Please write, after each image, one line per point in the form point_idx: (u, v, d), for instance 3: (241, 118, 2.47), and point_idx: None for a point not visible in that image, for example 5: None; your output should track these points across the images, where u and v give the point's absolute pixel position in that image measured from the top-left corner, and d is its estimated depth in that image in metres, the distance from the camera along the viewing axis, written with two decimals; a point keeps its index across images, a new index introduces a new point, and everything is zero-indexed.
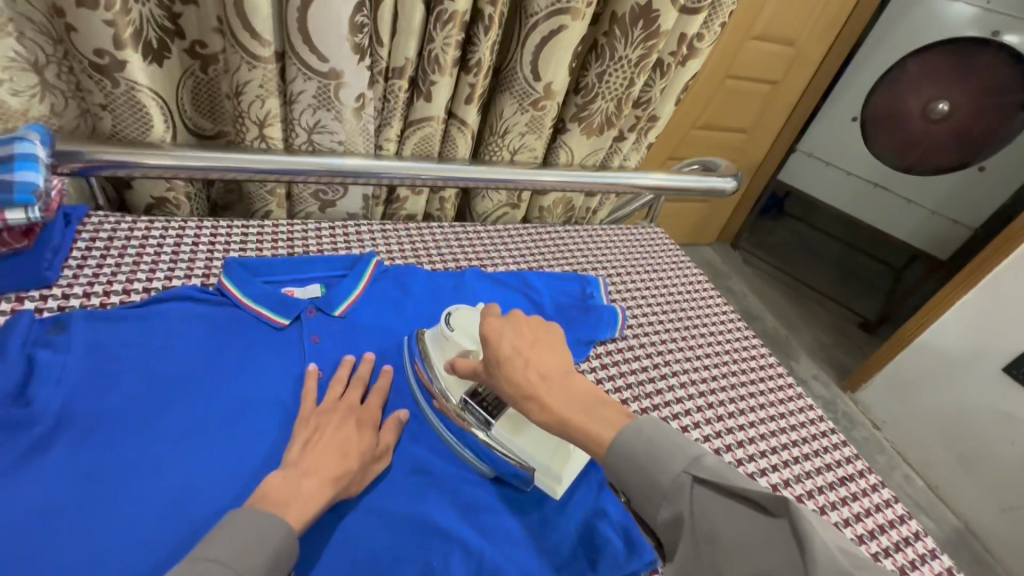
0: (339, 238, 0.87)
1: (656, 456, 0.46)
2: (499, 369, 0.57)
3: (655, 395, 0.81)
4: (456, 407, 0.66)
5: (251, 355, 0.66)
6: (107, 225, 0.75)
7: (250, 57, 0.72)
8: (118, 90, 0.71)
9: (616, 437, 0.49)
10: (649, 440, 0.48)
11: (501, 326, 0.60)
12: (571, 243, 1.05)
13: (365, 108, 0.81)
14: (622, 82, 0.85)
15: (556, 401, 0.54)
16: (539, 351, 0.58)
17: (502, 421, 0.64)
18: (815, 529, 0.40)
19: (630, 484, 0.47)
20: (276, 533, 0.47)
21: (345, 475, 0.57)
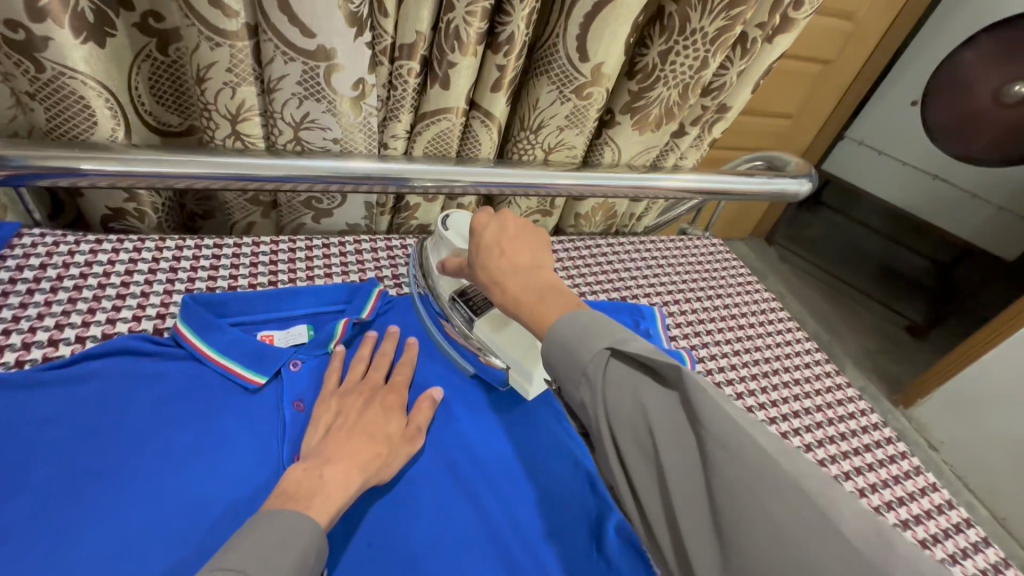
0: (335, 259, 0.71)
1: (583, 336, 0.42)
2: (474, 258, 0.52)
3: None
4: (450, 308, 0.62)
5: (205, 442, 0.50)
6: (42, 247, 0.60)
7: (212, 31, 0.55)
8: (43, 76, 0.55)
9: (553, 321, 0.44)
10: (577, 319, 0.43)
11: (490, 216, 0.54)
12: (612, 263, 0.88)
13: (366, 97, 0.63)
14: (691, 63, 0.66)
15: (516, 287, 0.48)
16: (515, 241, 0.52)
17: (483, 321, 0.60)
18: (714, 398, 0.37)
19: (549, 357, 0.43)
20: (294, 542, 0.39)
21: (377, 459, 0.50)
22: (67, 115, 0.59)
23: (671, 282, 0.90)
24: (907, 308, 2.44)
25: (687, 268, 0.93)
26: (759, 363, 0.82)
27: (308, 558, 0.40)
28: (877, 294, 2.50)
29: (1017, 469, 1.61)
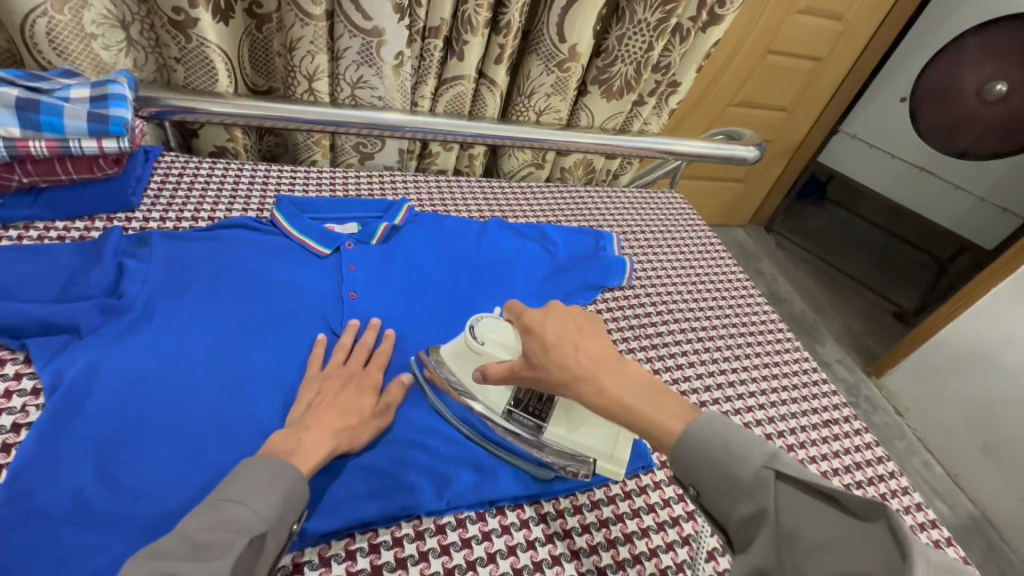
0: (375, 185, 0.96)
1: (731, 446, 0.44)
2: (546, 360, 0.53)
3: (660, 342, 0.83)
4: (500, 419, 0.60)
5: (296, 283, 0.71)
6: (178, 164, 0.85)
7: (304, 15, 0.79)
8: (190, 45, 0.81)
9: (690, 430, 0.46)
10: (728, 437, 0.44)
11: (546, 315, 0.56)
12: (593, 203, 1.08)
13: (404, 65, 0.88)
14: (641, 45, 0.89)
15: (613, 388, 0.50)
16: (580, 337, 0.54)
17: (554, 422, 0.58)
18: (904, 528, 0.37)
19: (700, 471, 0.44)
20: (280, 487, 0.44)
21: (347, 431, 0.55)
22: (199, 75, 0.85)
23: (642, 222, 1.06)
24: (895, 295, 2.59)
25: (661, 213, 1.11)
26: None
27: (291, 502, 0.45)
28: (868, 282, 2.64)
29: (969, 431, 1.77)
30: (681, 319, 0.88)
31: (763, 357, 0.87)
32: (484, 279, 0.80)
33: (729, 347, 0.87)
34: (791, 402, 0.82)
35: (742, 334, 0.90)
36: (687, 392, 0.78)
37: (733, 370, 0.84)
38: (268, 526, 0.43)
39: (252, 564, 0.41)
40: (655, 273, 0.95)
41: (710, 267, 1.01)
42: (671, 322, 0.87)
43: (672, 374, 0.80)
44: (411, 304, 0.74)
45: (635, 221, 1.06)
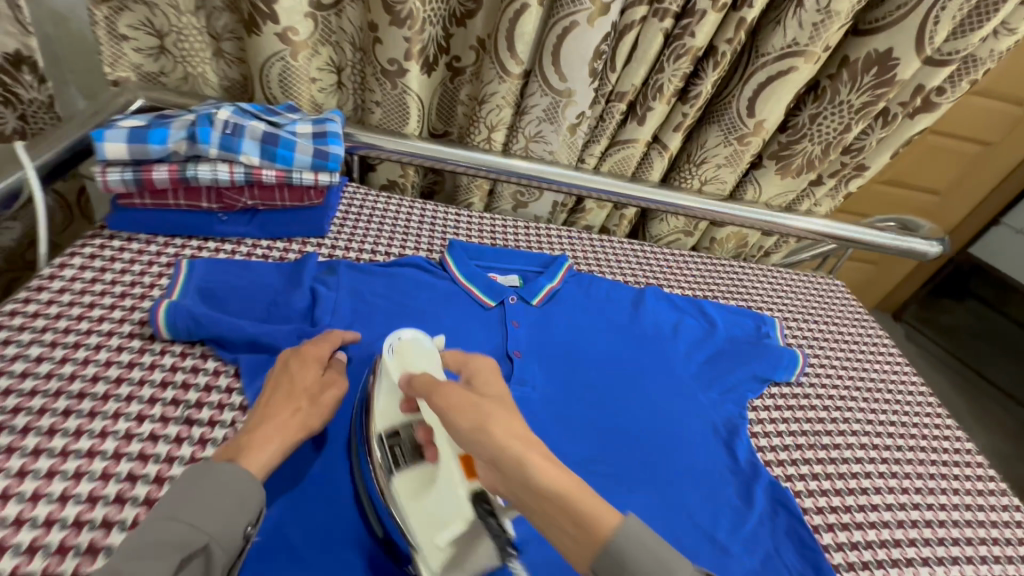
0: (532, 237, 0.96)
1: (668, 559, 0.40)
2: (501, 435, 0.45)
3: (837, 454, 0.72)
4: (379, 443, 0.55)
5: (462, 333, 0.72)
6: (359, 195, 0.90)
7: (503, 72, 0.83)
8: (394, 91, 0.86)
9: (618, 537, 0.40)
10: (654, 547, 0.40)
11: (497, 420, 0.46)
12: (750, 280, 1.00)
13: (582, 124, 0.88)
14: (837, 126, 0.82)
15: (539, 463, 0.43)
16: (540, 460, 0.43)
17: (412, 476, 0.52)
18: None
19: (637, 574, 0.39)
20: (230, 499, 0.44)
21: (296, 416, 0.53)
22: (393, 118, 0.91)
23: (806, 307, 0.96)
24: None
25: (827, 298, 1.00)
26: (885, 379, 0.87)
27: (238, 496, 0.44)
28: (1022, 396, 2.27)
29: None
30: (859, 430, 0.76)
31: (965, 496, 0.72)
32: (643, 352, 0.77)
33: (921, 477, 0.72)
34: (1006, 560, 0.66)
35: (936, 464, 0.75)
36: (876, 523, 0.66)
37: (931, 506, 0.69)
38: (209, 537, 0.42)
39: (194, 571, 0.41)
40: (824, 368, 0.85)
41: (889, 371, 0.88)
42: (848, 433, 0.75)
43: (856, 498, 0.68)
44: (570, 370, 0.72)
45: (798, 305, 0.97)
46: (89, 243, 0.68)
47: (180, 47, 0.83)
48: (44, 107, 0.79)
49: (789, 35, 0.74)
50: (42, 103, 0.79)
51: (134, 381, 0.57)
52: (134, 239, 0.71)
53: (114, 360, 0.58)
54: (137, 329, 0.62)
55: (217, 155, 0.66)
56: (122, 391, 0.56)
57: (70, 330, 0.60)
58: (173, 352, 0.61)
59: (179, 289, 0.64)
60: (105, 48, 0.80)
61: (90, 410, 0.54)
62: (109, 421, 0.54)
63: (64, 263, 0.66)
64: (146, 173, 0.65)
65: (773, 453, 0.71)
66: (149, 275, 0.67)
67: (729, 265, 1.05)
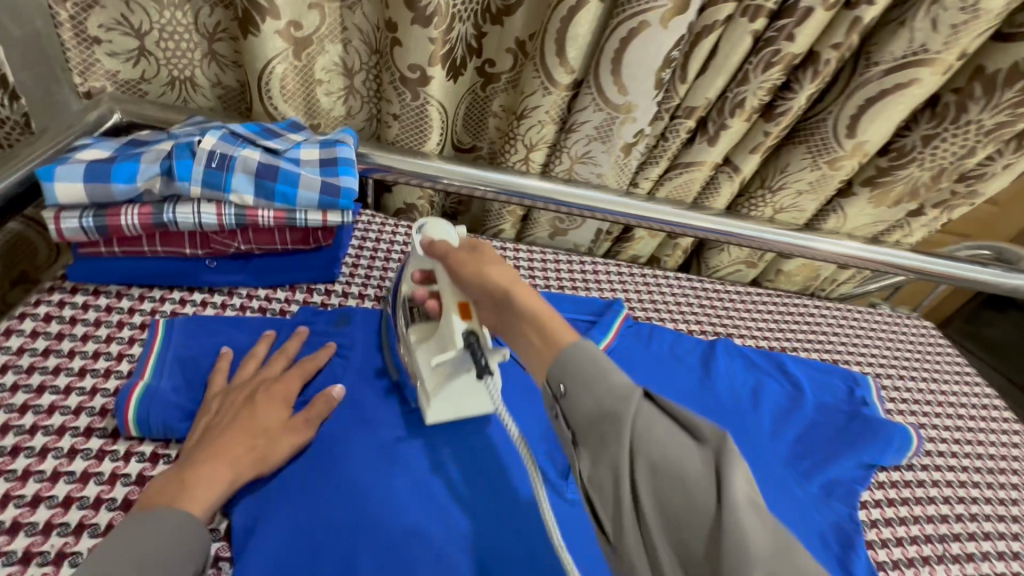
0: (577, 275, 0.81)
1: (609, 368, 0.36)
2: (478, 272, 0.46)
3: (974, 571, 0.59)
4: (401, 306, 0.56)
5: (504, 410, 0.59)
6: (374, 225, 0.76)
7: (550, 83, 0.68)
8: (415, 103, 0.72)
9: (569, 347, 0.38)
10: (597, 357, 0.37)
11: (493, 265, 0.47)
12: (831, 324, 0.85)
13: (638, 144, 0.74)
14: (958, 150, 0.69)
15: (521, 296, 0.43)
16: (525, 291, 0.44)
17: (422, 331, 0.53)
18: (747, 473, 0.31)
19: (576, 375, 0.37)
20: (169, 545, 0.38)
21: (252, 455, 0.45)
22: (410, 132, 0.76)
23: (900, 360, 0.81)
24: None
25: (923, 346, 0.85)
26: (1006, 451, 0.73)
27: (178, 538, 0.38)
28: None
29: None
30: (996, 535, 0.62)
31: None
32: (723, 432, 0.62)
33: None
34: None
35: None
36: None
37: None
38: None
39: None
40: (938, 444, 0.70)
41: (1007, 443, 0.74)
42: (980, 537, 0.62)
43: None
44: None
45: (891, 357, 0.82)
46: (44, 301, 0.55)
47: (164, 47, 0.69)
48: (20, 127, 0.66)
49: (913, 40, 0.60)
50: (15, 123, 0.65)
51: (90, 501, 0.44)
52: (103, 292, 0.57)
53: (63, 472, 0.45)
54: (97, 421, 0.48)
55: (200, 193, 0.53)
56: (72, 516, 0.43)
57: (9, 427, 0.46)
58: (141, 455, 0.47)
59: (152, 363, 0.51)
60: (74, 54, 0.67)
61: (26, 552, 0.41)
62: (50, 566, 0.41)
63: (11, 330, 0.52)
64: (111, 218, 0.52)
65: (897, 572, 0.57)
66: (117, 343, 0.54)
67: (810, 303, 0.88)
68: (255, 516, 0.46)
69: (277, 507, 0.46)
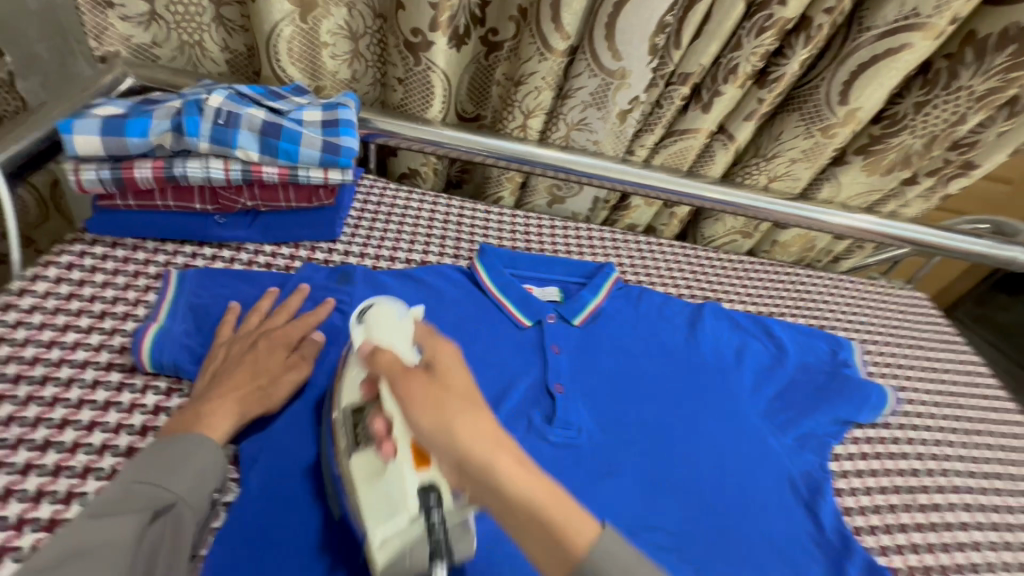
0: (573, 240, 0.84)
1: (639, 566, 0.34)
2: (447, 443, 0.37)
3: (939, 520, 0.62)
4: (342, 421, 0.47)
5: (495, 360, 0.62)
6: (376, 189, 0.79)
7: (546, 49, 0.70)
8: (418, 69, 0.74)
9: (594, 548, 0.35)
10: (628, 563, 0.34)
11: (461, 415, 0.37)
12: (821, 292, 0.86)
13: (634, 111, 0.75)
14: (949, 117, 0.70)
15: (511, 468, 0.36)
16: (510, 463, 0.36)
17: (362, 460, 0.44)
18: None
19: None
20: (190, 460, 0.42)
21: (260, 396, 0.49)
22: (417, 98, 0.78)
23: (887, 328, 0.83)
24: None
25: (911, 315, 0.86)
26: (985, 415, 0.75)
27: (195, 453, 0.43)
28: None
29: None
30: (966, 490, 0.65)
31: None
32: (704, 388, 0.65)
33: None
34: None
35: None
36: None
37: None
38: (176, 496, 0.40)
39: (174, 532, 0.39)
40: (914, 406, 0.72)
41: (987, 409, 0.76)
42: (949, 490, 0.65)
43: None
44: (621, 411, 0.61)
45: (878, 325, 0.83)
46: (66, 251, 0.59)
47: (174, 11, 0.71)
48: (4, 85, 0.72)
49: (905, 4, 0.61)
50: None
51: (111, 426, 0.48)
52: (119, 243, 0.61)
53: (87, 400, 0.49)
54: (117, 357, 0.52)
55: (207, 149, 0.56)
56: (96, 438, 0.47)
57: (37, 360, 0.50)
58: (157, 389, 0.51)
59: (166, 308, 0.55)
60: (88, 18, 0.69)
61: (56, 466, 0.45)
62: (77, 479, 0.44)
63: (37, 274, 0.56)
64: (126, 171, 0.56)
65: (863, 517, 0.60)
66: (134, 290, 0.58)
67: (801, 272, 0.90)
68: (259, 445, 0.49)
69: (280, 440, 0.50)
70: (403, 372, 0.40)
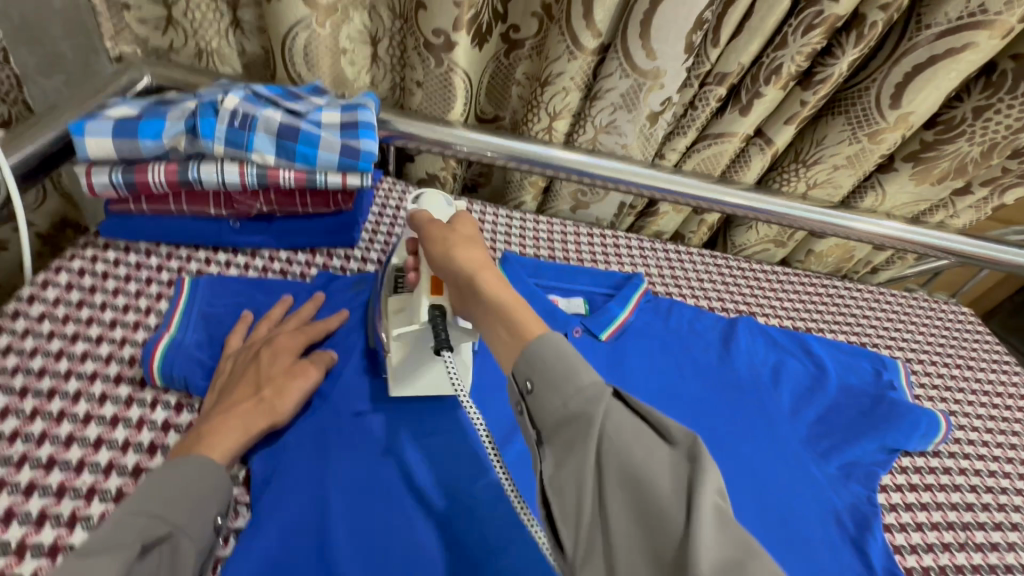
0: (599, 248, 0.80)
1: (578, 364, 0.35)
2: (448, 264, 0.43)
3: (997, 560, 0.57)
4: (386, 274, 0.54)
5: None
6: (395, 193, 0.76)
7: (575, 47, 0.66)
8: (439, 70, 0.71)
9: (537, 341, 0.36)
10: (564, 352, 0.35)
11: (462, 246, 0.44)
12: (861, 306, 0.82)
13: (666, 113, 0.71)
14: (1011, 123, 0.65)
15: (492, 282, 0.41)
16: (489, 279, 0.41)
17: (392, 295, 0.51)
18: (716, 469, 0.31)
19: (545, 374, 0.35)
20: (196, 486, 0.39)
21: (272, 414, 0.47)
22: (436, 100, 0.75)
23: (933, 346, 0.78)
24: None
25: (959, 332, 0.81)
26: None
27: (201, 478, 0.40)
28: None
29: None
30: None
31: None
32: (740, 410, 0.61)
33: None
34: None
35: None
36: None
37: None
38: (173, 527, 0.37)
39: (164, 569, 0.35)
40: (966, 433, 0.67)
41: None
42: (1007, 528, 0.60)
43: None
44: None
45: (924, 343, 0.78)
46: (78, 256, 0.57)
47: (190, 18, 0.70)
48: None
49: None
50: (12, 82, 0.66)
51: (118, 443, 0.46)
52: (132, 249, 0.59)
53: (94, 415, 0.47)
54: (126, 369, 0.50)
55: (222, 152, 0.54)
56: (102, 456, 0.45)
57: (44, 371, 0.48)
58: (166, 404, 0.49)
59: (177, 317, 0.53)
60: (107, 21, 0.69)
61: (60, 486, 0.43)
62: (81, 501, 0.42)
63: (48, 281, 0.54)
64: (139, 175, 0.54)
65: (915, 556, 0.56)
66: (145, 298, 0.56)
67: (840, 283, 0.85)
68: (271, 466, 0.47)
69: (292, 462, 0.47)
70: (433, 223, 0.47)
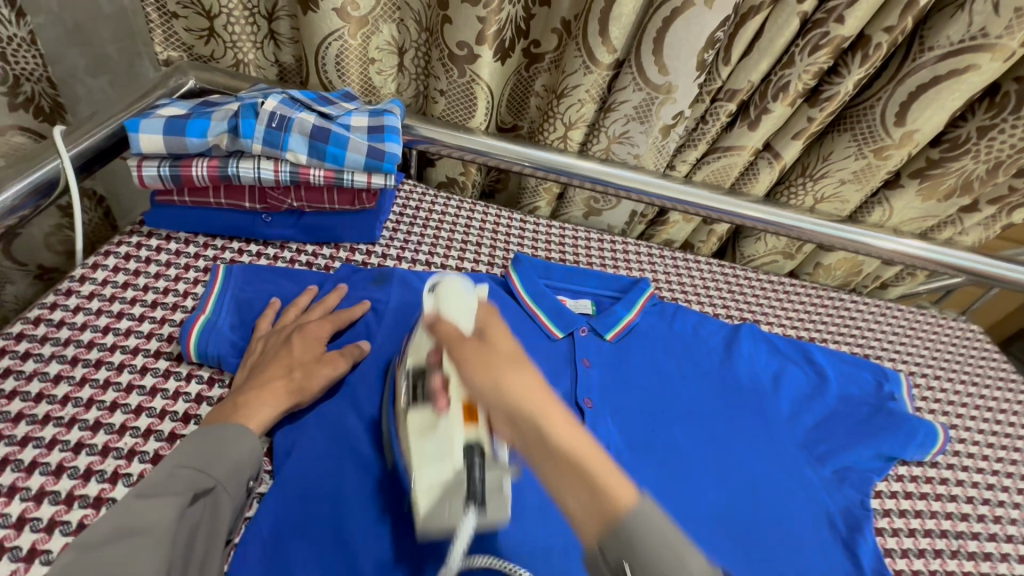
0: (608, 253, 0.83)
1: (683, 549, 0.31)
2: (501, 401, 0.36)
3: (989, 570, 0.58)
4: (404, 380, 0.49)
5: None
6: (416, 194, 0.80)
7: (591, 61, 0.70)
8: (462, 80, 0.75)
9: (632, 513, 0.31)
10: (670, 535, 0.31)
11: (512, 372, 0.37)
12: (867, 319, 0.83)
13: (677, 126, 0.74)
14: (1016, 143, 0.66)
15: (558, 425, 0.35)
16: (557, 423, 0.35)
17: (416, 419, 0.46)
18: None
19: (644, 561, 0.30)
20: (234, 449, 0.44)
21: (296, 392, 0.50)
22: (458, 107, 0.79)
23: (938, 361, 0.79)
24: None
25: (966, 348, 0.82)
26: None
27: (238, 441, 0.44)
28: None
29: None
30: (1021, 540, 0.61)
31: None
32: (738, 411, 0.63)
33: None
34: None
35: None
36: None
37: None
38: (217, 482, 0.42)
39: (209, 517, 0.41)
40: (966, 447, 0.68)
41: None
42: (1001, 539, 0.61)
43: None
44: (651, 427, 0.60)
45: (929, 357, 0.79)
46: (125, 241, 0.62)
47: (230, 31, 0.74)
48: (28, 45, 0.66)
49: (972, 23, 0.58)
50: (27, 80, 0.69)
51: (156, 411, 0.50)
52: (173, 237, 0.64)
53: (136, 385, 0.51)
54: (165, 345, 0.55)
55: (260, 150, 0.58)
56: (141, 422, 0.49)
57: (93, 344, 0.53)
58: (200, 378, 0.53)
59: (212, 300, 0.57)
60: (157, 28, 0.74)
61: (104, 446, 0.47)
62: (123, 460, 0.46)
63: (98, 263, 0.60)
64: (184, 169, 0.59)
65: (906, 560, 0.57)
66: (184, 282, 0.60)
67: (846, 296, 0.86)
68: (293, 438, 0.51)
69: (312, 435, 0.50)
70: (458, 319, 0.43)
